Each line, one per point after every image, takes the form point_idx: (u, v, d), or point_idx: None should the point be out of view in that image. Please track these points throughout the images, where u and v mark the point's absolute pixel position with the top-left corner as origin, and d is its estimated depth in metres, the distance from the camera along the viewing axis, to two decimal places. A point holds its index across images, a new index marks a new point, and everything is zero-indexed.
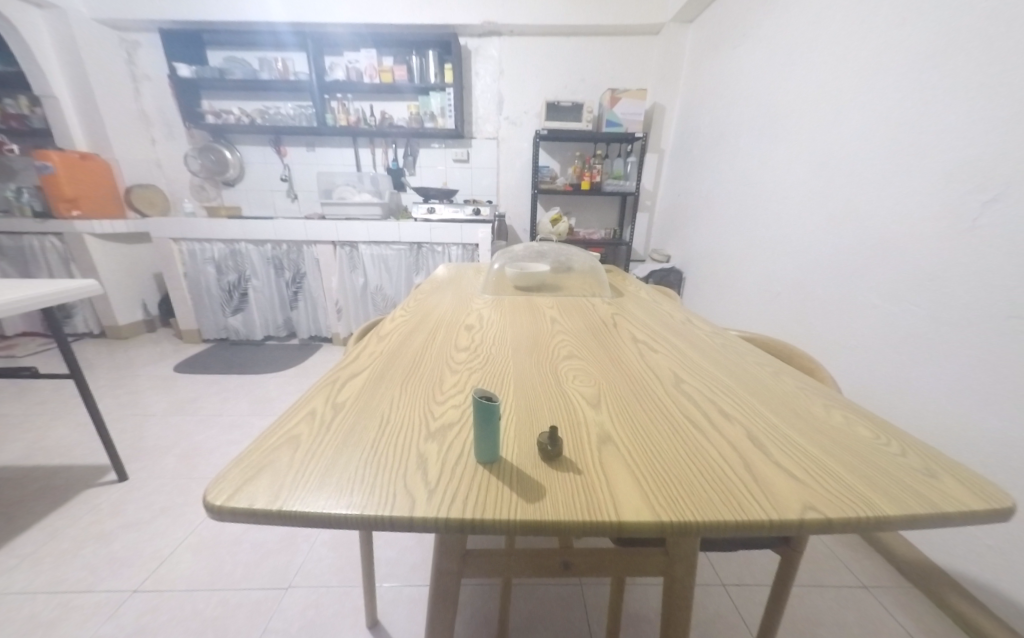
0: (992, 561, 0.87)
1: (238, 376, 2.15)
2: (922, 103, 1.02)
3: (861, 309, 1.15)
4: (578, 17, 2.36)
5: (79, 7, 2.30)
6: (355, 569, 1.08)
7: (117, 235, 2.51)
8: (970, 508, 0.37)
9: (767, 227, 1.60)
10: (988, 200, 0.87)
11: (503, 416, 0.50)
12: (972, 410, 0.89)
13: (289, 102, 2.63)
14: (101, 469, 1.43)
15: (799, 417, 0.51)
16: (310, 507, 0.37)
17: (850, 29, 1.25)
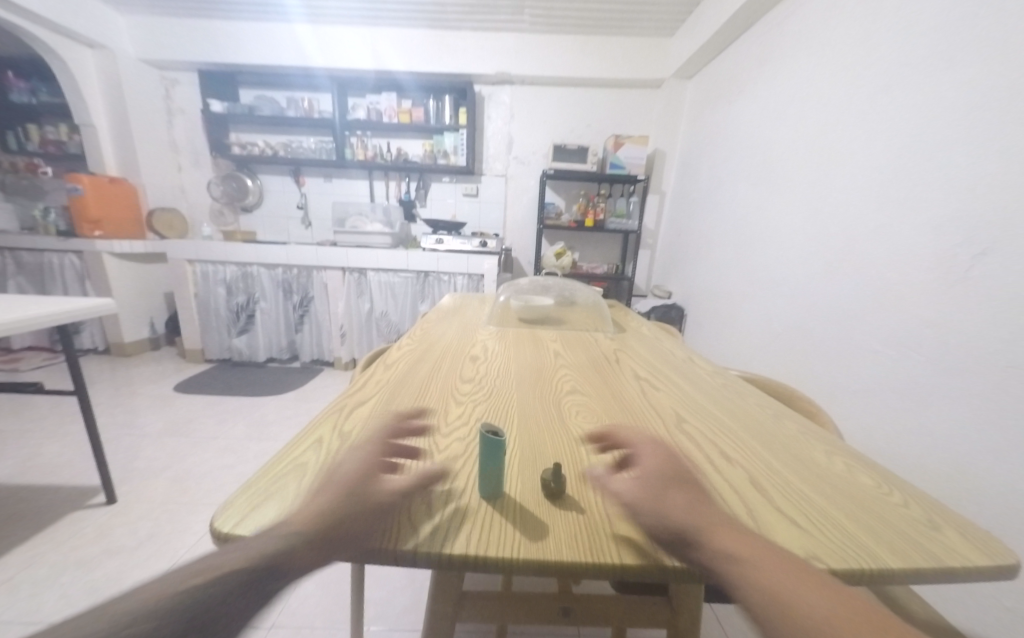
0: (1010, 626, 0.82)
1: (238, 398, 2.14)
2: (910, 159, 1.07)
3: (863, 355, 1.16)
4: (586, 69, 2.53)
5: (127, 48, 2.49)
6: (343, 610, 1.04)
7: (134, 254, 2.59)
8: (976, 565, 0.36)
9: (767, 268, 1.64)
10: (978, 254, 0.90)
11: (507, 452, 0.50)
12: (972, 462, 0.87)
13: (311, 137, 2.78)
14: (90, 491, 1.40)
15: (802, 463, 0.51)
16: None
17: (840, 90, 1.33)
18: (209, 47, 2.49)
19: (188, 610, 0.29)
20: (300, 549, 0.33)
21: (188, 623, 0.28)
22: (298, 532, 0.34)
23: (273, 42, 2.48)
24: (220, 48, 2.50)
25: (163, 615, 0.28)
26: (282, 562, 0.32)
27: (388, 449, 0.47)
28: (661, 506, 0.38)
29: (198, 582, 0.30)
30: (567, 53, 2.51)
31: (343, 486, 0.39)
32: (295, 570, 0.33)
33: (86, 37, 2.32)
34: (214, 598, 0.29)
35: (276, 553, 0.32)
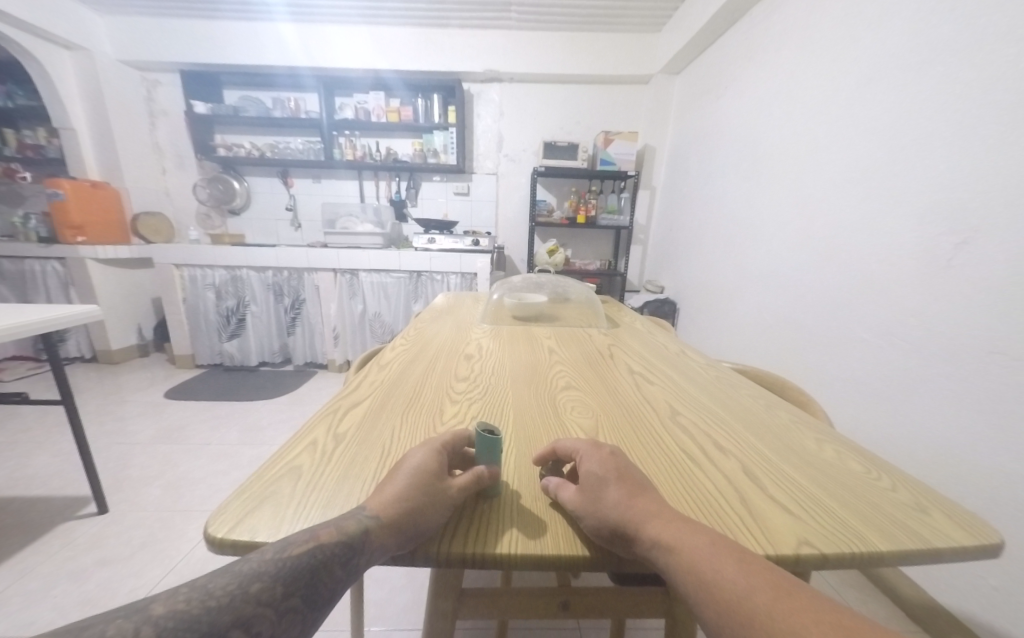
0: (996, 603, 0.84)
1: (231, 403, 2.12)
2: (894, 151, 1.09)
3: (851, 344, 1.18)
4: (574, 66, 2.53)
5: (106, 48, 2.44)
6: (343, 612, 1.03)
7: (120, 260, 2.54)
8: (959, 544, 0.37)
9: (756, 260, 1.66)
10: (960, 242, 0.92)
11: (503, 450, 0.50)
12: (960, 447, 0.89)
13: (298, 138, 2.75)
14: (81, 501, 1.38)
15: (794, 452, 0.52)
16: None
17: (824, 84, 1.35)
18: (192, 48, 2.45)
19: (290, 578, 0.32)
20: (380, 533, 0.35)
21: (289, 589, 0.31)
22: (376, 516, 0.36)
23: (258, 42, 2.45)
24: (203, 48, 2.46)
25: (269, 579, 0.31)
26: (365, 542, 0.35)
27: (455, 444, 0.47)
28: (598, 504, 0.39)
29: (293, 551, 0.33)
30: (555, 50, 2.51)
31: (419, 477, 0.40)
32: (375, 550, 0.35)
33: (63, 39, 2.26)
34: (310, 567, 0.33)
35: (360, 530, 0.35)
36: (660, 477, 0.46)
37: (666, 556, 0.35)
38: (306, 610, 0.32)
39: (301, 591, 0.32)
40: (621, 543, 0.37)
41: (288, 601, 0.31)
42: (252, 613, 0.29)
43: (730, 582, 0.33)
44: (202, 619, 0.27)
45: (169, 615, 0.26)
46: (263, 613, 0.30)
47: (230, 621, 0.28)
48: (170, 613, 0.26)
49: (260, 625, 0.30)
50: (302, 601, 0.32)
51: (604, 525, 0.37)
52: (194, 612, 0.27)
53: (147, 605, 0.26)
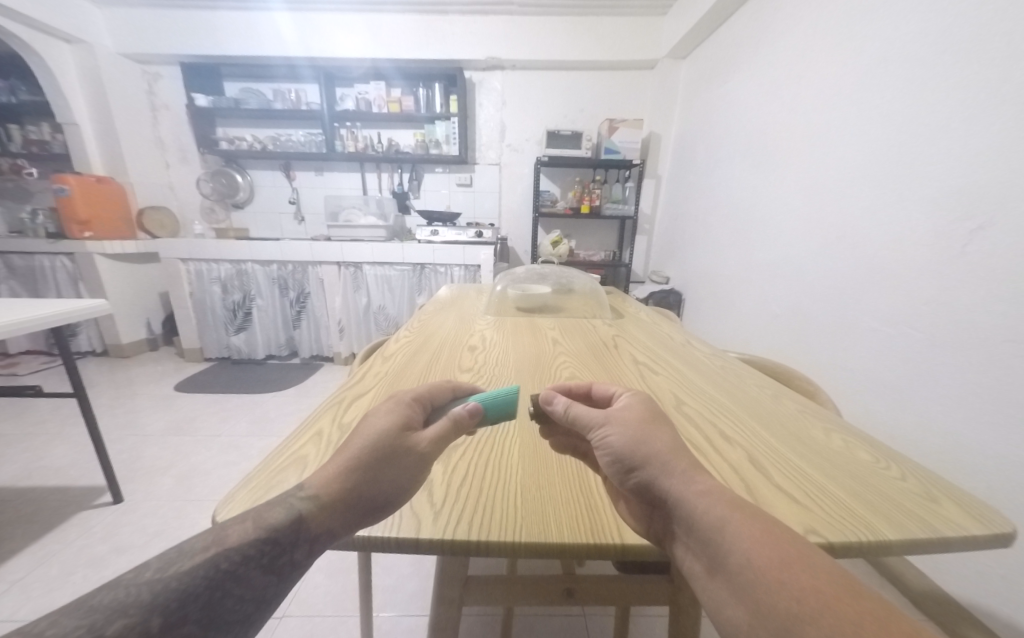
0: (1005, 591, 0.84)
1: (239, 395, 2.15)
2: (905, 135, 1.06)
3: (861, 334, 1.16)
4: (578, 52, 2.48)
5: (105, 42, 2.43)
6: (352, 599, 1.05)
7: (127, 255, 2.56)
8: (971, 533, 0.37)
9: (763, 249, 1.64)
10: (975, 228, 0.90)
11: (509, 442, 0.50)
12: (971, 433, 0.88)
13: (300, 130, 2.73)
14: (95, 491, 1.41)
15: (802, 442, 0.51)
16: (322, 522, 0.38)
17: (835, 66, 1.32)
18: (191, 39, 2.43)
19: (178, 599, 0.29)
20: (315, 518, 0.35)
21: (181, 609, 0.29)
22: (328, 499, 0.36)
23: (257, 33, 2.43)
24: (203, 40, 2.44)
25: (153, 602, 0.28)
26: (295, 534, 0.34)
27: (434, 398, 0.48)
28: (645, 438, 0.39)
29: (185, 567, 0.30)
30: (558, 36, 2.46)
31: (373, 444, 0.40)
32: (317, 535, 0.35)
33: (63, 32, 2.25)
34: (215, 578, 0.30)
35: (289, 524, 0.34)
36: None
37: (688, 500, 0.34)
38: (214, 628, 0.30)
39: (201, 606, 0.30)
40: (644, 477, 0.38)
41: (182, 620, 0.29)
42: None
43: (750, 553, 0.30)
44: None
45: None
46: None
47: None
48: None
49: None
50: (200, 620, 0.29)
51: (633, 455, 0.39)
52: None
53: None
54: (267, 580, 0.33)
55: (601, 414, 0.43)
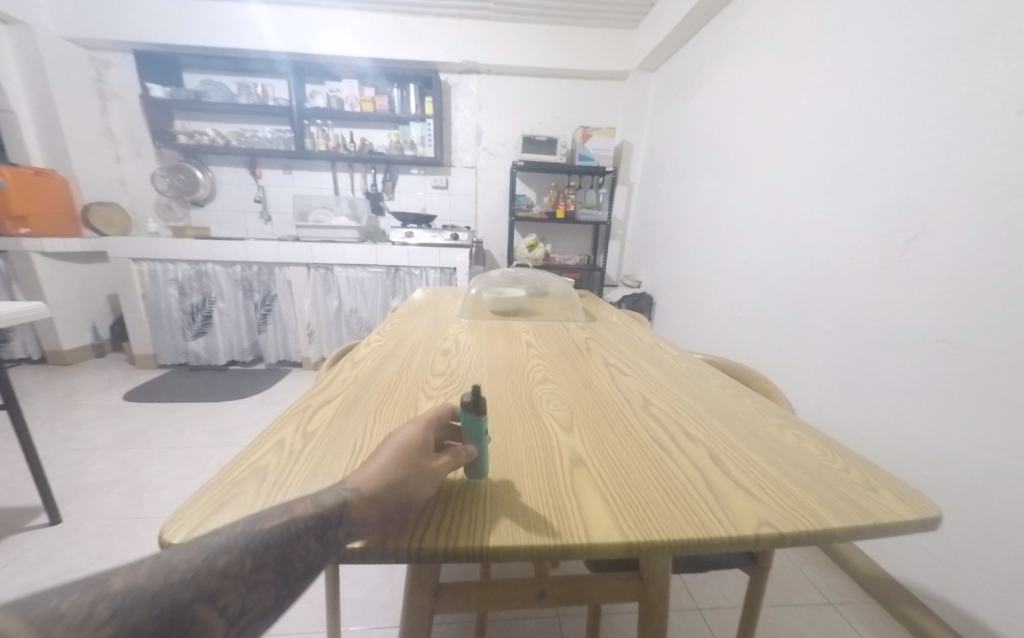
0: (939, 572, 0.90)
1: (196, 404, 2.03)
2: (853, 152, 1.14)
3: (814, 335, 1.23)
4: (552, 60, 2.52)
5: (48, 25, 2.27)
6: (319, 614, 1.01)
7: (70, 253, 2.37)
8: (902, 519, 0.40)
9: (727, 254, 1.71)
10: (912, 238, 0.97)
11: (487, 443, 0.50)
12: (908, 426, 0.95)
13: (267, 126, 2.63)
14: (29, 511, 1.29)
15: (758, 437, 0.54)
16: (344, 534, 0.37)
17: (790, 83, 1.40)
18: (148, 27, 2.30)
19: (261, 547, 0.28)
20: (359, 507, 0.33)
21: (260, 559, 0.28)
22: (357, 490, 0.34)
23: (222, 24, 2.32)
24: (161, 29, 2.32)
25: (238, 551, 0.27)
26: (347, 516, 0.33)
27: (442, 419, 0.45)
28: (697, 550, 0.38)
29: (267, 524, 0.30)
30: (533, 43, 2.49)
31: (399, 459, 0.38)
32: (356, 523, 0.33)
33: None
34: (284, 536, 0.30)
35: (337, 504, 0.33)
36: (636, 467, 0.46)
37: None
38: (280, 584, 0.29)
39: (273, 561, 0.28)
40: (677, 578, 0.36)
41: (258, 573, 0.27)
42: (216, 585, 0.26)
43: None
44: (167, 594, 0.24)
45: (127, 589, 0.23)
46: (229, 586, 0.26)
47: (191, 595, 0.24)
48: (129, 588, 0.23)
49: (228, 598, 0.26)
50: (275, 572, 0.29)
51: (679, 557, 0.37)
52: (156, 583, 0.24)
53: (102, 580, 0.22)
54: (320, 550, 0.31)
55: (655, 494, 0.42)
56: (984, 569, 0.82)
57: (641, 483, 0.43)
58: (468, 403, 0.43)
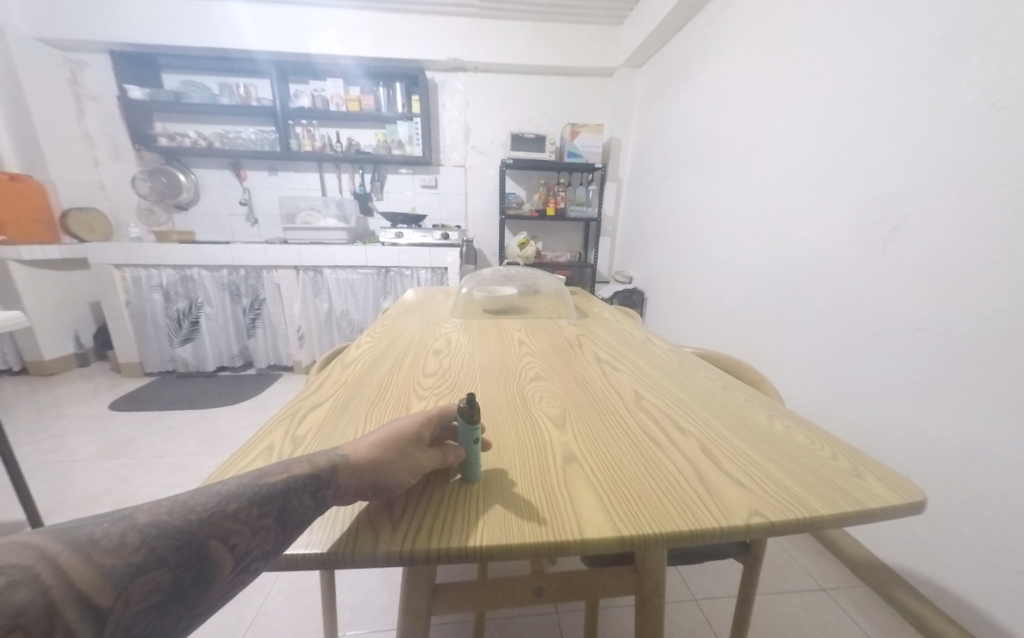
0: (925, 553, 0.93)
1: (186, 411, 2.00)
2: (835, 145, 1.16)
3: (800, 326, 1.26)
4: (538, 56, 2.51)
5: (18, 25, 2.19)
6: (316, 619, 1.00)
7: (50, 261, 2.31)
8: (890, 504, 0.40)
9: (716, 248, 1.73)
10: (893, 229, 0.99)
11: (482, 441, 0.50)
12: (892, 412, 0.98)
13: (250, 127, 2.59)
14: (14, 525, 1.26)
15: (749, 429, 0.54)
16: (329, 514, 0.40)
17: (773, 78, 1.42)
18: (123, 27, 2.24)
19: (263, 498, 0.32)
20: (345, 473, 0.36)
21: (262, 508, 0.32)
22: (345, 456, 0.38)
23: (200, 23, 2.28)
24: (137, 29, 2.26)
25: (244, 500, 0.32)
26: (336, 476, 0.36)
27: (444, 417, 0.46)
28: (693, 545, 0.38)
29: (268, 480, 0.34)
30: (519, 39, 2.48)
31: (390, 440, 0.40)
32: (343, 486, 0.36)
33: None
34: (283, 490, 0.33)
35: (328, 467, 0.36)
36: (629, 462, 0.46)
37: None
38: (282, 530, 0.32)
39: (274, 511, 0.32)
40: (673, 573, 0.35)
41: (260, 519, 0.32)
42: (226, 527, 0.30)
43: None
44: (183, 528, 0.29)
45: (152, 524, 0.28)
46: (237, 528, 0.31)
47: (205, 532, 0.29)
48: (153, 522, 0.28)
49: (236, 537, 0.30)
50: (276, 521, 0.32)
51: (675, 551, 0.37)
52: (174, 522, 0.29)
53: (132, 513, 0.28)
54: (314, 506, 0.34)
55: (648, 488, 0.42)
56: (968, 549, 0.85)
57: (635, 478, 0.43)
58: (465, 410, 0.42)
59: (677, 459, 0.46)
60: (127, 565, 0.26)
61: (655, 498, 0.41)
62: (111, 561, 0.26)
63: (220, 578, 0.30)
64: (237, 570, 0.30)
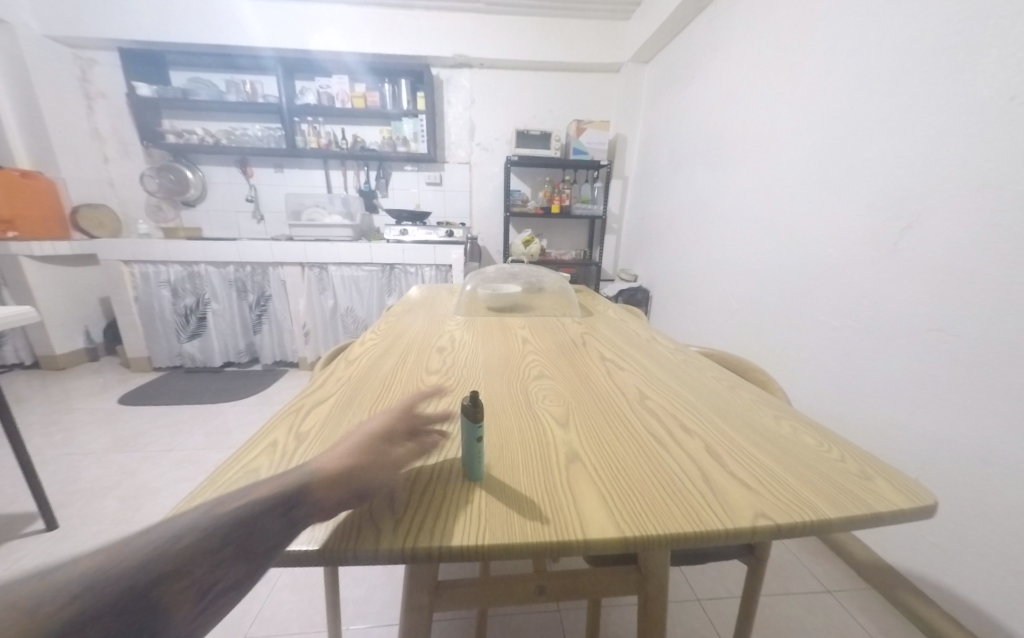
0: (934, 557, 0.92)
1: (193, 406, 2.02)
2: (846, 143, 1.14)
3: (809, 326, 1.24)
4: (544, 53, 2.50)
5: (29, 23, 2.22)
6: (320, 613, 1.01)
7: (61, 257, 2.34)
8: (900, 508, 0.40)
9: (722, 246, 1.71)
10: (905, 227, 0.98)
11: (486, 438, 0.50)
12: (902, 414, 0.96)
13: (256, 124, 2.60)
14: (26, 517, 1.28)
15: (754, 429, 0.54)
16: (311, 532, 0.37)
17: (782, 73, 1.40)
18: (130, 24, 2.25)
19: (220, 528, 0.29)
20: (320, 487, 0.35)
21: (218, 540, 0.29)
22: (315, 472, 0.36)
23: (206, 20, 2.29)
24: (144, 26, 2.27)
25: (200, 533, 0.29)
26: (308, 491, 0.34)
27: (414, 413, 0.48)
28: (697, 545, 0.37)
29: (222, 509, 0.30)
30: (525, 35, 2.46)
31: (366, 441, 0.41)
32: (315, 503, 0.34)
33: None
34: (243, 516, 0.30)
35: (297, 484, 0.34)
36: (632, 461, 0.46)
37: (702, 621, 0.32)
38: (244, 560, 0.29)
39: (234, 541, 0.29)
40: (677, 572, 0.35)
41: (221, 548, 0.28)
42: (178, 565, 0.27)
43: None
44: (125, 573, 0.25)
45: (84, 574, 0.24)
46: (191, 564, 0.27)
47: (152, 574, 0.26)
48: (85, 574, 0.24)
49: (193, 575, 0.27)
50: (237, 550, 0.29)
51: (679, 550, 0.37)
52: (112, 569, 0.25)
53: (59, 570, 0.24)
54: (280, 528, 0.32)
55: (653, 489, 0.41)
56: (979, 554, 0.83)
57: (639, 478, 0.43)
58: (468, 409, 0.41)
59: (680, 460, 0.46)
60: (58, 621, 0.22)
61: (659, 498, 0.40)
62: (37, 619, 0.22)
63: (180, 622, 0.26)
64: (198, 612, 0.27)
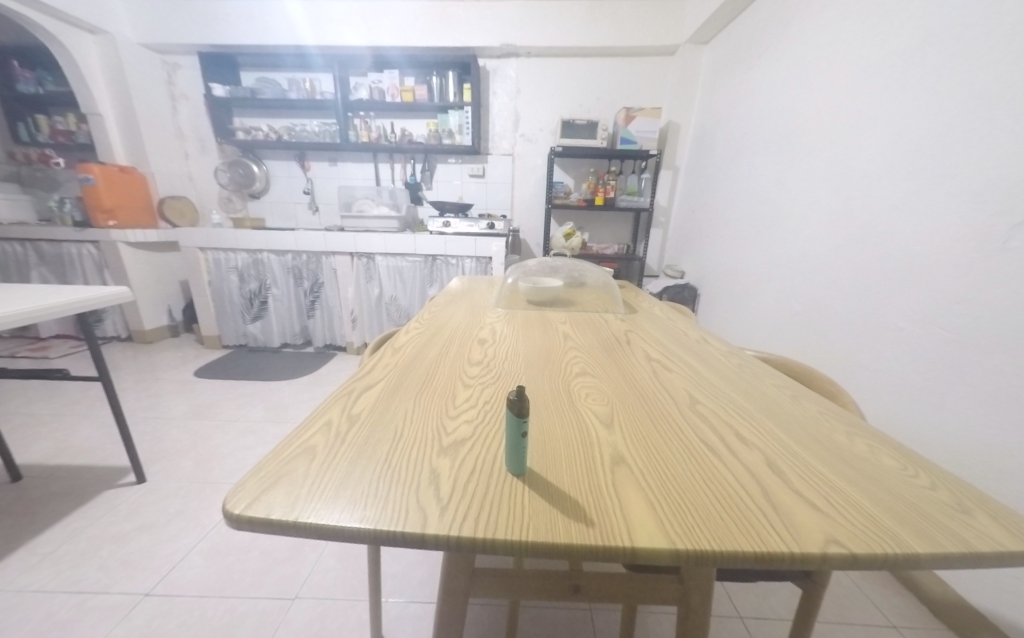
0: None
1: (255, 382, 2.19)
2: (946, 127, 1.00)
3: (886, 333, 1.12)
4: (594, 38, 2.41)
5: (126, 32, 2.47)
6: (361, 584, 1.07)
7: (149, 243, 2.62)
8: (1004, 548, 0.35)
9: (784, 241, 1.59)
10: (1018, 222, 0.85)
11: (528, 432, 0.50)
12: (1009, 439, 0.84)
13: (313, 119, 2.73)
14: (119, 471, 1.46)
15: (824, 446, 0.49)
16: (347, 517, 0.37)
17: (867, 48, 1.25)
18: (207, 29, 2.44)
19: None
20: None
21: None
22: None
23: (269, 21, 2.42)
24: (218, 30, 2.45)
25: None
26: None
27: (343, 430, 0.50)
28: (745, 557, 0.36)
29: None
30: (574, 21, 2.39)
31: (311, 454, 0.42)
32: None
33: (86, 21, 2.28)
34: None
35: None
36: (682, 470, 0.43)
37: None
38: None
39: None
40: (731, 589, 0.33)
41: None
42: None
43: None
44: None
45: None
46: None
47: None
48: None
49: None
50: None
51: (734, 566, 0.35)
52: None
53: None
54: None
55: (707, 500, 0.39)
56: None
57: (690, 488, 0.41)
58: (514, 402, 0.41)
59: (736, 472, 0.43)
60: None
61: (715, 513, 0.38)
62: None
63: None
64: None
